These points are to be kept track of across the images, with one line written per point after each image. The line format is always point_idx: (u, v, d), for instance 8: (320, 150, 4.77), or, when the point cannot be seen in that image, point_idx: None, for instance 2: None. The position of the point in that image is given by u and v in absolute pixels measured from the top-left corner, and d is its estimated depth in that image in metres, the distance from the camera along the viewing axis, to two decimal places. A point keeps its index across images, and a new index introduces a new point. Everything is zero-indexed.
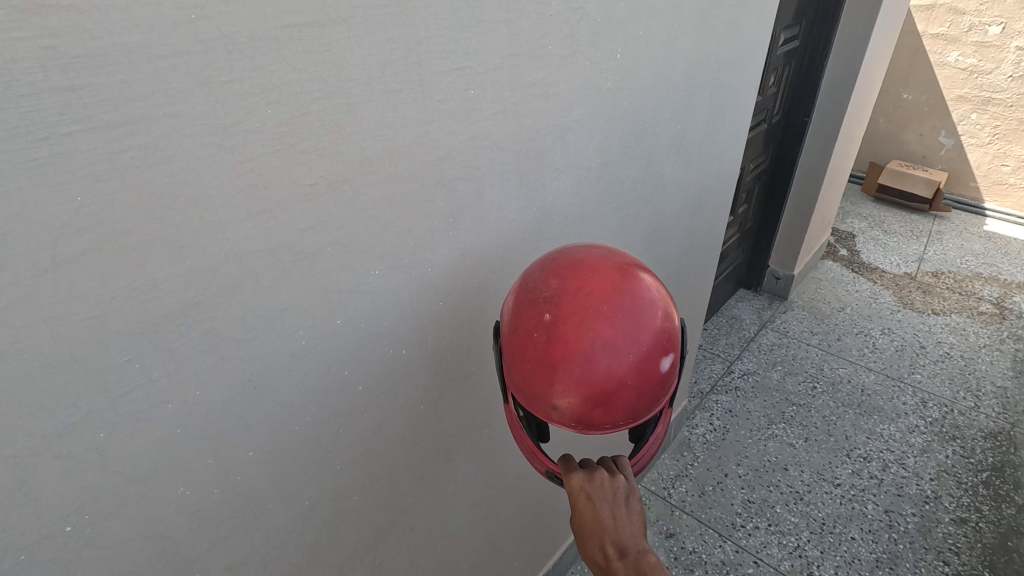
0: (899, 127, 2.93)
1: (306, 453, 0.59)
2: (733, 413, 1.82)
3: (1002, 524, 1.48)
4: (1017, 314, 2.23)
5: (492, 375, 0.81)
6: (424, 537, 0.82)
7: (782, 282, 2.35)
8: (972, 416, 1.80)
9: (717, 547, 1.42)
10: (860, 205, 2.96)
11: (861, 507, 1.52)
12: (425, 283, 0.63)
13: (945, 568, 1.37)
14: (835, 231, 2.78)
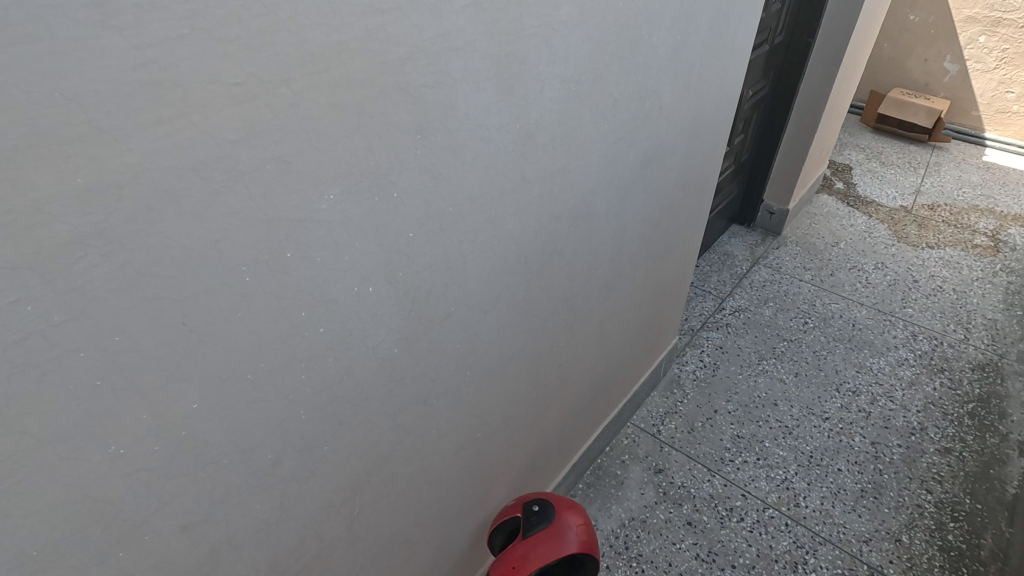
0: (902, 55, 3.15)
1: (263, 409, 0.59)
2: (724, 349, 1.91)
3: (985, 452, 1.60)
4: (1011, 246, 2.43)
5: (447, 301, 0.77)
6: (406, 483, 0.86)
7: (775, 217, 2.46)
8: (961, 348, 1.94)
9: (705, 482, 1.51)
10: (859, 136, 3.16)
11: (849, 439, 1.63)
12: (377, 218, 0.61)
13: (929, 496, 1.49)
14: (834, 164, 2.97)
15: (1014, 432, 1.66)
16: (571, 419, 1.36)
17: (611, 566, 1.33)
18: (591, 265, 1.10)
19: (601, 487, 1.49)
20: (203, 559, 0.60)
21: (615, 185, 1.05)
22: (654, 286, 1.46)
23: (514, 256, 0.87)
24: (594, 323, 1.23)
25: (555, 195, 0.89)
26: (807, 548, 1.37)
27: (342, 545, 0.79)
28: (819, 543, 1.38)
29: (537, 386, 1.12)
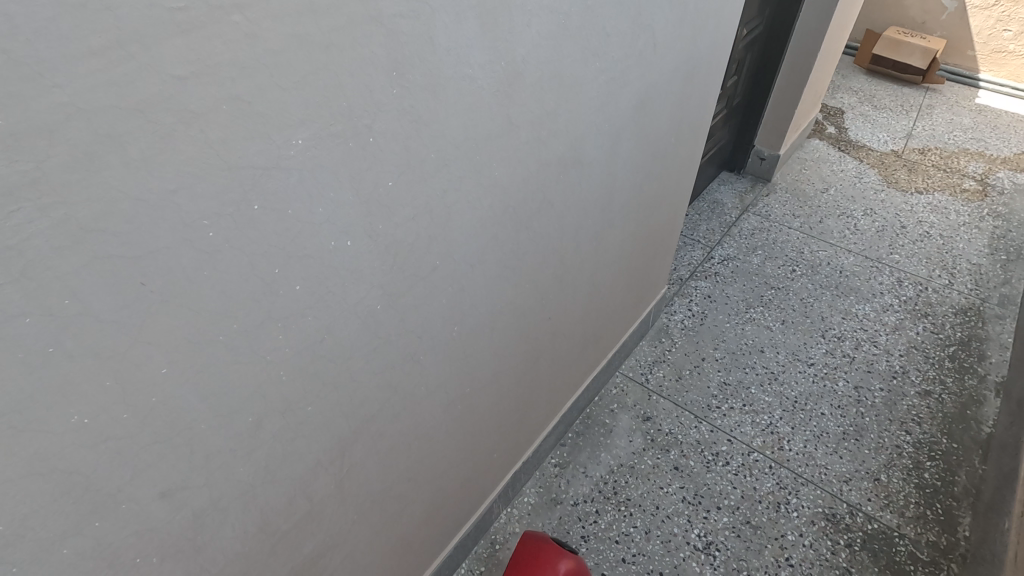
0: None
1: (241, 371, 0.53)
2: (712, 298, 1.88)
3: (963, 394, 1.61)
4: (998, 191, 2.37)
5: (433, 254, 0.70)
6: (396, 439, 0.81)
7: (766, 164, 2.39)
8: (944, 293, 1.93)
9: (692, 428, 1.49)
10: (852, 78, 3.05)
11: (833, 384, 1.62)
12: (352, 165, 0.53)
13: (907, 436, 1.49)
14: (826, 108, 2.86)
15: (992, 373, 1.66)
16: (563, 371, 1.31)
17: (600, 512, 1.32)
18: (583, 213, 1.02)
19: (590, 436, 1.47)
20: (186, 525, 0.55)
21: (608, 130, 0.96)
22: (648, 236, 1.40)
23: (501, 203, 0.78)
24: (585, 272, 1.16)
25: (544, 141, 0.81)
26: (789, 488, 1.37)
27: (332, 505, 0.74)
28: (801, 484, 1.38)
29: (527, 338, 1.06)
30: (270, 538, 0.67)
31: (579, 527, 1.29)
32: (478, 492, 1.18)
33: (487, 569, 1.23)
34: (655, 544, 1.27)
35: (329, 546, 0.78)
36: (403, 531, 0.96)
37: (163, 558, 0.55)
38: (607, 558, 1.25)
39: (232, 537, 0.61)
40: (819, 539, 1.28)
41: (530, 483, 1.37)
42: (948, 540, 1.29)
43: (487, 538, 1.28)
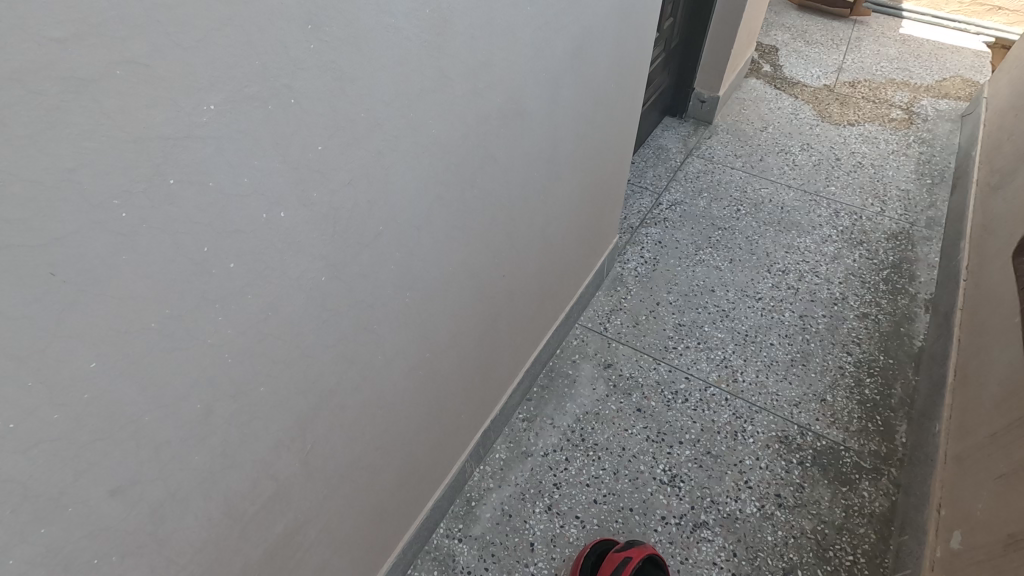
0: None
1: (183, 358, 0.49)
2: (663, 243, 1.91)
3: (897, 312, 1.71)
4: (923, 118, 2.47)
5: (377, 219, 0.66)
6: (359, 411, 0.79)
7: (706, 106, 2.41)
8: (877, 219, 2.02)
9: (652, 370, 1.54)
10: (785, 15, 3.09)
11: (779, 315, 1.69)
12: (276, 130, 0.48)
13: (849, 357, 1.58)
14: (761, 46, 2.88)
15: (922, 291, 1.77)
16: (522, 327, 1.31)
17: (569, 460, 1.35)
18: (529, 166, 1.00)
19: (555, 389, 1.49)
20: (145, 519, 0.52)
21: (547, 78, 0.93)
22: (596, 185, 1.39)
23: (443, 163, 0.75)
24: (535, 227, 1.15)
25: (480, 94, 0.77)
26: (745, 417, 1.44)
27: (299, 482, 0.72)
28: (755, 412, 1.45)
29: (482, 298, 1.05)
30: (237, 522, 0.64)
31: (550, 476, 1.32)
32: (449, 453, 1.18)
33: (464, 526, 1.24)
34: (623, 483, 1.31)
35: (300, 523, 0.77)
36: (375, 500, 0.96)
37: (125, 555, 0.52)
38: (579, 502, 1.28)
39: (196, 528, 0.58)
40: (774, 460, 1.36)
41: (500, 440, 1.39)
42: (888, 447, 1.38)
43: (462, 497, 1.29)
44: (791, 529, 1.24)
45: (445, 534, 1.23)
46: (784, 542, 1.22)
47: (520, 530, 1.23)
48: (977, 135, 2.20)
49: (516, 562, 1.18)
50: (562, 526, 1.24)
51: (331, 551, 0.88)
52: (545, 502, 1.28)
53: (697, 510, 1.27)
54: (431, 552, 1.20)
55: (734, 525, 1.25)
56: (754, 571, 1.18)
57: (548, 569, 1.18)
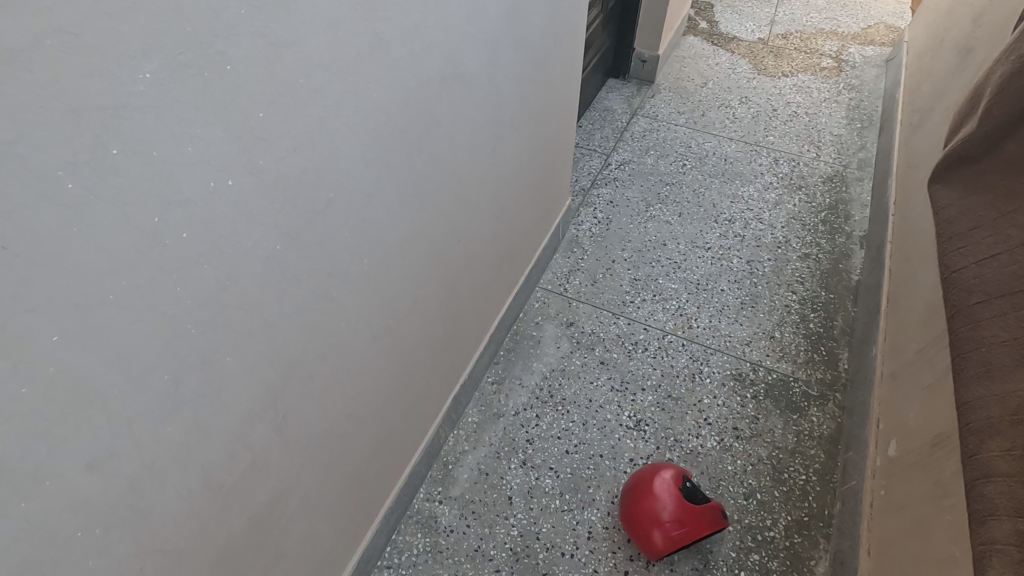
0: None
1: (144, 330, 0.47)
2: (614, 203, 1.98)
3: (835, 251, 1.84)
4: (851, 65, 2.65)
5: (324, 184, 0.64)
6: (327, 379, 0.78)
7: (648, 65, 2.49)
8: (813, 165, 2.15)
9: (612, 324, 1.62)
10: None
11: (728, 262, 1.79)
12: (217, 99, 0.46)
13: (793, 296, 1.70)
14: (699, 7, 3.07)
15: (856, 230, 1.91)
16: (485, 293, 1.34)
17: (541, 415, 1.40)
18: (473, 130, 1.01)
19: (521, 351, 1.53)
20: (123, 494, 0.50)
21: (480, 43, 0.93)
22: (543, 150, 1.43)
23: (388, 129, 0.74)
24: (487, 191, 1.17)
25: (419, 58, 0.76)
26: (701, 359, 1.54)
27: (276, 453, 0.72)
28: (710, 354, 1.55)
29: (443, 263, 1.06)
30: (217, 494, 0.63)
31: (523, 433, 1.38)
32: (423, 420, 1.22)
33: (444, 488, 1.29)
34: (593, 432, 1.37)
35: (279, 494, 0.77)
36: (357, 467, 0.98)
37: (107, 528, 0.50)
38: (552, 454, 1.35)
39: (178, 500, 0.57)
40: (730, 397, 1.46)
41: (472, 404, 1.43)
42: (832, 375, 1.51)
43: (439, 461, 1.33)
44: (749, 457, 1.35)
45: (426, 498, 1.27)
46: (743, 470, 1.33)
47: (498, 486, 1.29)
48: (898, 79, 2.36)
49: (496, 516, 1.24)
50: (538, 478, 1.30)
51: (314, 521, 0.89)
52: (519, 458, 1.34)
53: (663, 450, 1.35)
54: (414, 516, 1.24)
55: (697, 459, 1.34)
56: (718, 498, 1.28)
57: (527, 519, 1.24)
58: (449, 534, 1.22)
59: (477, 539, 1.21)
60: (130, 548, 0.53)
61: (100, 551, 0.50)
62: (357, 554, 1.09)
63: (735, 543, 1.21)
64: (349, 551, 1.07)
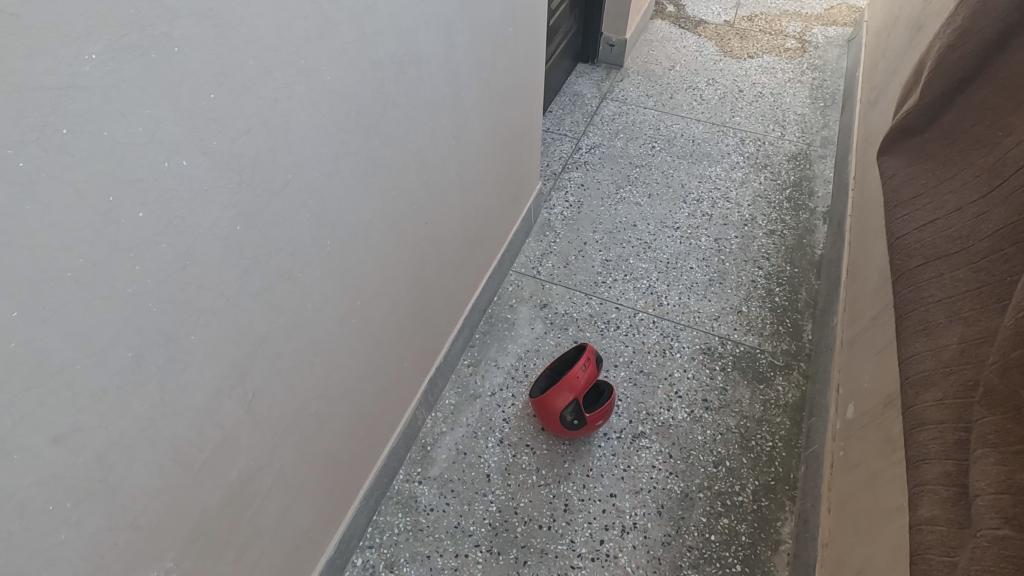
0: None
1: (101, 306, 0.52)
2: (585, 186, 2.05)
3: (799, 227, 1.93)
4: (814, 45, 2.74)
5: (276, 167, 0.69)
6: (295, 359, 0.84)
7: (615, 50, 2.58)
8: (778, 143, 2.24)
9: (585, 305, 1.69)
10: None
11: (697, 241, 1.87)
12: (162, 79, 0.51)
13: (759, 271, 1.79)
14: None
15: (821, 205, 2.00)
16: (453, 274, 1.38)
17: (515, 395, 1.49)
18: (430, 114, 1.04)
19: (496, 333, 1.62)
20: (92, 467, 0.56)
21: (422, 33, 0.93)
22: (505, 131, 1.47)
23: (344, 109, 0.79)
24: (449, 171, 1.19)
25: (370, 41, 0.80)
26: (671, 335, 1.62)
27: (246, 428, 0.78)
28: (680, 330, 1.63)
29: (408, 243, 1.10)
30: (189, 468, 0.69)
31: (500, 412, 1.45)
32: (399, 400, 1.28)
33: (422, 468, 1.35)
34: None
35: (254, 470, 0.83)
36: (331, 446, 1.04)
37: (77, 501, 0.56)
38: (527, 432, 1.42)
39: (147, 473, 0.63)
40: (699, 369, 1.54)
41: (449, 386, 1.50)
42: (796, 346, 1.60)
43: (417, 443, 1.39)
44: (718, 427, 1.43)
45: (406, 479, 1.33)
46: (713, 438, 1.41)
47: (476, 464, 1.36)
48: (858, 57, 2.45)
49: (474, 493, 1.31)
50: (514, 456, 1.37)
51: (291, 497, 0.95)
52: (496, 437, 1.41)
53: (635, 423, 1.44)
54: (394, 496, 1.30)
55: (668, 431, 1.42)
56: (688, 466, 1.36)
57: (505, 495, 1.31)
58: (429, 512, 1.28)
59: (456, 517, 1.27)
60: (104, 520, 0.59)
61: (71, 522, 0.56)
62: (337, 535, 1.16)
63: (705, 508, 1.29)
64: (330, 528, 1.13)
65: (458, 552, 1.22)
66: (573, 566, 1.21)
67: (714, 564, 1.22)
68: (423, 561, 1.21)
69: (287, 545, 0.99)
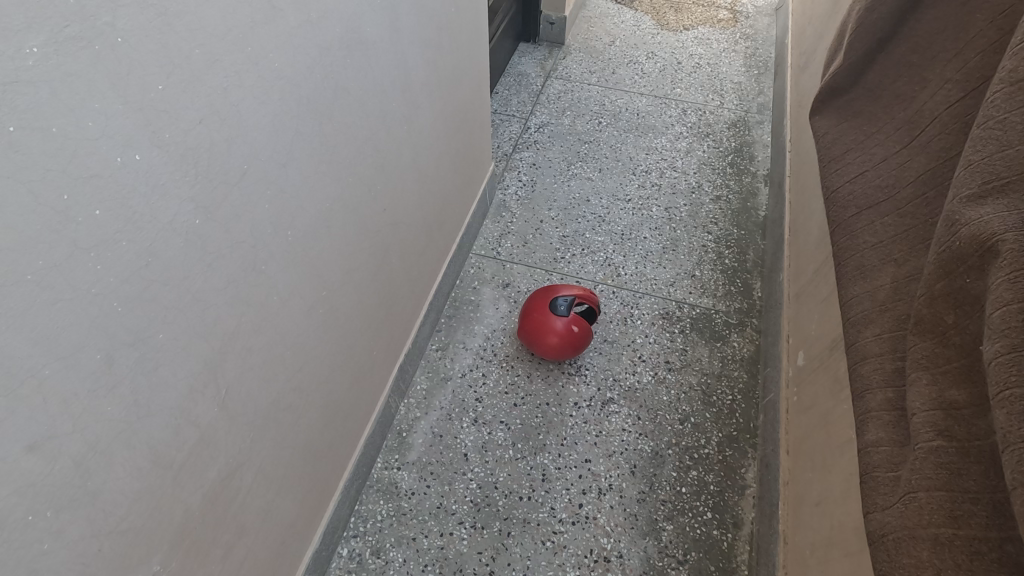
0: None
1: (67, 308, 0.53)
2: (537, 165, 2.10)
3: (743, 191, 2.04)
4: (745, 15, 2.87)
5: (234, 160, 0.70)
6: (266, 353, 0.86)
7: (556, 28, 2.62)
8: (718, 112, 2.35)
9: (546, 280, 1.75)
10: None
11: (648, 211, 1.95)
12: (109, 70, 0.52)
13: (709, 235, 1.89)
14: None
15: (760, 169, 2.12)
16: (415, 259, 1.41)
17: (486, 374, 1.54)
18: (382, 97, 1.06)
19: (461, 316, 1.66)
20: (71, 473, 0.57)
21: (367, 18, 0.95)
22: (457, 115, 1.50)
23: (294, 98, 0.80)
24: (405, 155, 1.22)
25: (316, 25, 0.82)
26: (631, 303, 1.70)
27: (222, 427, 0.79)
28: (639, 298, 1.72)
29: (369, 230, 1.13)
30: (169, 471, 0.71)
31: (472, 392, 1.50)
32: (372, 388, 1.31)
33: (400, 455, 1.39)
34: (537, 383, 1.52)
35: (234, 467, 0.85)
36: (309, 438, 1.06)
37: (58, 510, 0.56)
38: (501, 409, 1.47)
39: (129, 476, 0.64)
40: (660, 334, 1.63)
41: (419, 372, 1.54)
42: (748, 304, 1.71)
43: (393, 431, 1.43)
44: (681, 386, 1.52)
45: (385, 467, 1.37)
46: (677, 397, 1.50)
47: (453, 445, 1.40)
48: (786, 25, 2.59)
49: (453, 473, 1.36)
50: (490, 433, 1.42)
51: (272, 494, 0.97)
52: (471, 416, 1.46)
53: (604, 390, 1.51)
54: (374, 485, 1.34)
55: (635, 394, 1.50)
56: (656, 425, 1.45)
57: (484, 472, 1.36)
58: (410, 497, 1.32)
59: (438, 498, 1.32)
60: (86, 527, 0.60)
61: (54, 534, 0.57)
62: (322, 527, 1.18)
63: (675, 463, 1.38)
64: (314, 521, 1.15)
65: (442, 532, 1.27)
66: (554, 532, 1.27)
67: (687, 513, 1.31)
68: (409, 544, 1.25)
69: (275, 538, 1.02)
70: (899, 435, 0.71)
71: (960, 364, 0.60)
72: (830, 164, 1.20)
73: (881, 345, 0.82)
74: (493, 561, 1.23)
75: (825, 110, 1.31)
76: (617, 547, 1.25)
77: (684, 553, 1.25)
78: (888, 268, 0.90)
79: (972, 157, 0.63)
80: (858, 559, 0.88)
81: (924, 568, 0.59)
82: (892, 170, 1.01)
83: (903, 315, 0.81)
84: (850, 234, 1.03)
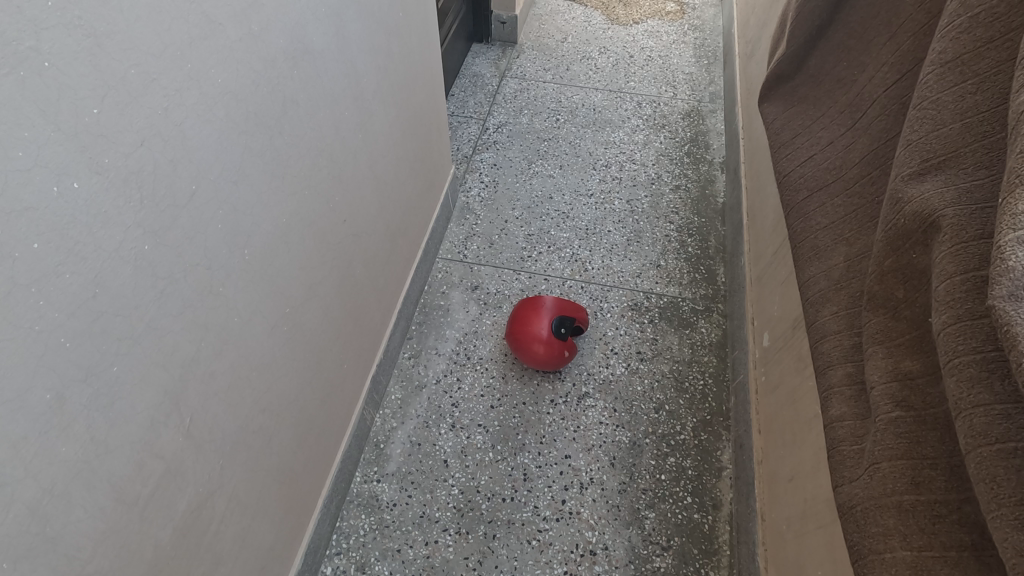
0: None
1: (8, 353, 0.50)
2: (497, 164, 2.10)
3: (701, 179, 2.08)
4: (692, 7, 2.93)
5: (181, 179, 0.67)
6: (229, 376, 0.83)
7: (508, 27, 2.63)
8: (672, 103, 2.39)
9: (514, 281, 1.75)
10: None
11: (611, 205, 1.97)
12: (37, 96, 0.49)
13: (671, 226, 1.92)
14: None
15: (716, 157, 2.16)
16: (380, 267, 1.39)
17: (460, 378, 1.53)
18: (332, 105, 1.04)
19: (431, 322, 1.65)
20: (26, 521, 0.54)
21: (307, 29, 0.92)
22: (412, 119, 1.48)
23: (241, 111, 0.78)
24: (361, 163, 1.20)
25: (259, 37, 0.80)
26: (599, 298, 1.71)
27: (189, 457, 0.76)
28: (607, 291, 1.73)
29: (329, 244, 1.10)
30: (134, 507, 0.68)
31: (447, 398, 1.49)
32: (345, 402, 1.29)
33: (379, 467, 1.37)
34: (513, 383, 1.52)
35: (204, 497, 0.82)
36: (280, 459, 1.03)
37: (17, 561, 0.53)
38: (478, 412, 1.46)
39: (89, 517, 0.61)
40: (630, 326, 1.65)
41: (392, 381, 1.52)
42: (713, 289, 1.75)
43: (370, 443, 1.41)
44: (654, 375, 1.55)
45: (364, 481, 1.35)
46: (651, 387, 1.52)
47: (432, 453, 1.39)
48: (732, 15, 2.65)
49: (434, 481, 1.34)
50: (468, 437, 1.42)
51: (246, 520, 0.95)
52: (448, 422, 1.44)
53: (579, 385, 1.52)
54: (353, 500, 1.32)
55: (610, 387, 1.52)
56: (632, 416, 1.46)
57: (464, 477, 1.35)
58: (391, 508, 1.30)
59: (420, 507, 1.30)
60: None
61: None
62: (302, 548, 1.16)
63: (652, 452, 1.40)
64: (294, 542, 1.13)
65: (426, 541, 1.26)
66: (539, 530, 1.27)
67: (667, 500, 1.33)
68: (394, 556, 1.23)
69: (251, 567, 0.99)
70: (860, 408, 0.73)
71: (912, 336, 0.62)
72: (780, 150, 1.23)
73: (839, 322, 0.84)
74: (480, 565, 1.22)
75: (774, 96, 1.34)
76: (602, 540, 1.26)
77: (667, 539, 1.27)
78: (841, 247, 0.92)
79: (912, 137, 0.65)
80: (831, 530, 0.91)
81: (891, 536, 0.61)
82: (839, 151, 1.04)
83: (856, 291, 0.83)
84: (803, 217, 1.06)
